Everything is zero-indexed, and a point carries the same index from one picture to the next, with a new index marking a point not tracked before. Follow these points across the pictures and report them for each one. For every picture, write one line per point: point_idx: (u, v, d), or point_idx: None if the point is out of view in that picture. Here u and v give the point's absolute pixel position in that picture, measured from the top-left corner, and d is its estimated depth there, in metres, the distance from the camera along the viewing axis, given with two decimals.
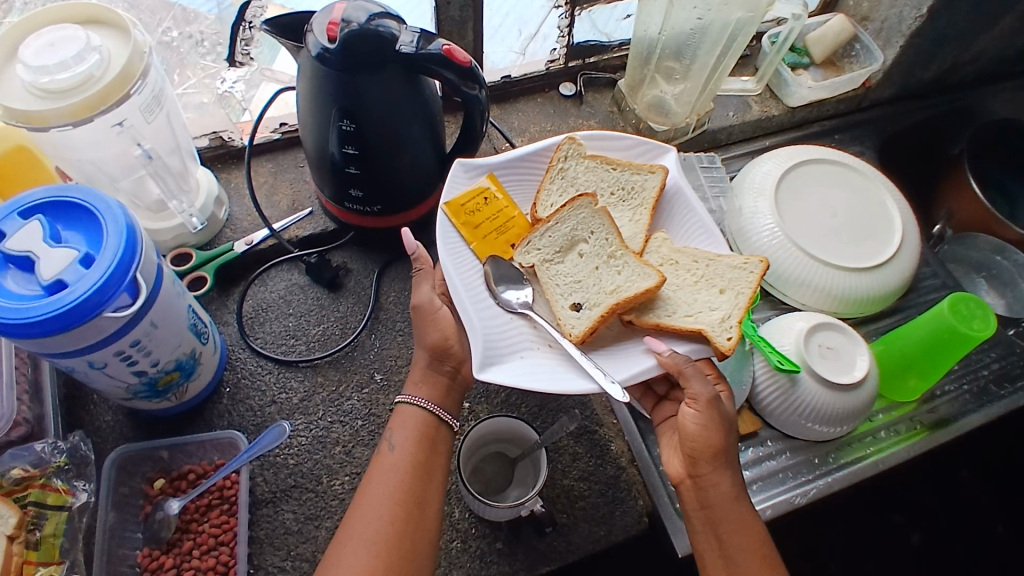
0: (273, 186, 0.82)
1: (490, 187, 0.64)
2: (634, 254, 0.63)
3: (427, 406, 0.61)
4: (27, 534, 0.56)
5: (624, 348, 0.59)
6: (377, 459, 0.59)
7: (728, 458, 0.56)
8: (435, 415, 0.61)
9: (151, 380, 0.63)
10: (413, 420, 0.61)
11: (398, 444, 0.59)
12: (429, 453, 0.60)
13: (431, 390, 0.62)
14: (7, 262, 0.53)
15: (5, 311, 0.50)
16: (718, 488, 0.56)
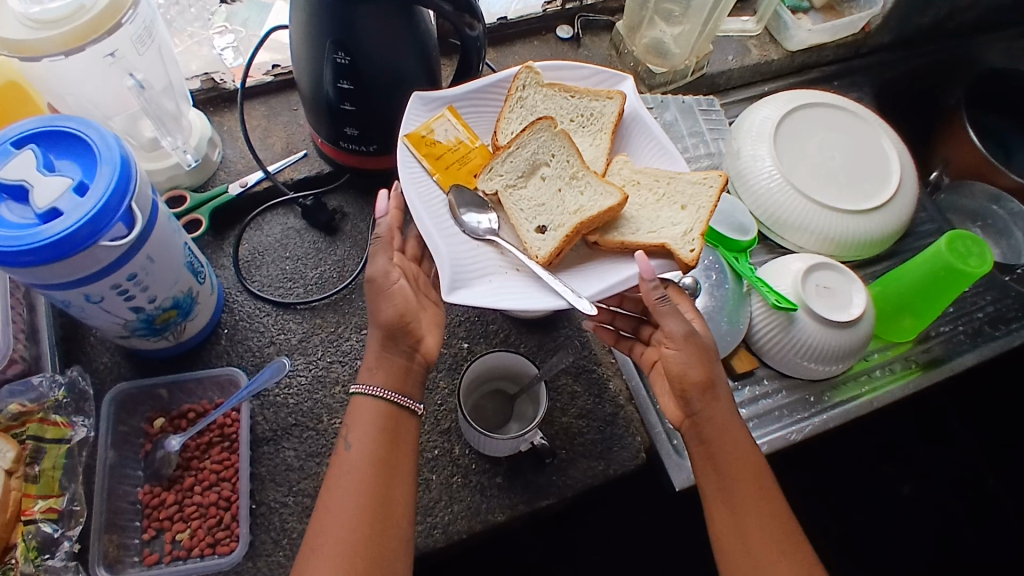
0: (267, 129, 0.81)
1: (450, 117, 0.62)
2: (596, 173, 0.60)
3: (383, 394, 0.56)
4: (26, 469, 0.57)
5: (591, 270, 0.58)
6: (336, 458, 0.55)
7: (719, 391, 0.57)
8: (394, 404, 0.56)
9: (149, 317, 0.62)
10: (374, 410, 0.55)
11: (355, 441, 0.55)
12: (394, 449, 0.55)
13: (389, 376, 0.57)
14: None
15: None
16: (718, 421, 0.56)
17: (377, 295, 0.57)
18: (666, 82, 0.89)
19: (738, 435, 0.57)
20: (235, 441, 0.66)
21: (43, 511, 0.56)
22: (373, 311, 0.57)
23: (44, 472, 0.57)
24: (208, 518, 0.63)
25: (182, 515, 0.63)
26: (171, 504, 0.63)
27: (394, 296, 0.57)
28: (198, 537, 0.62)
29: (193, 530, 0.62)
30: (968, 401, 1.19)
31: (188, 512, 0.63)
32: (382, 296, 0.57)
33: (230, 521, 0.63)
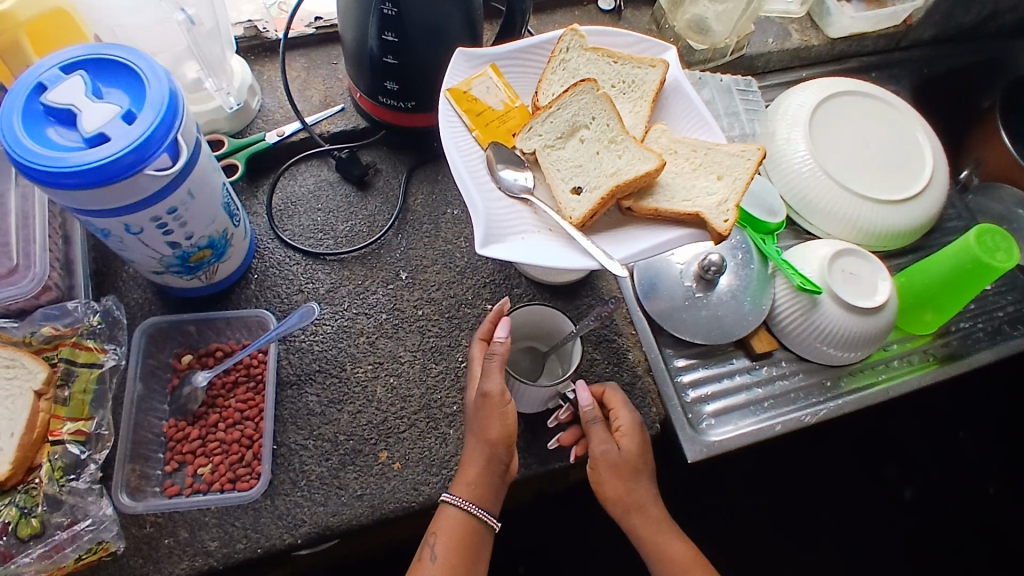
0: (306, 81, 0.81)
1: (491, 76, 0.62)
2: (635, 138, 0.60)
3: (468, 509, 0.61)
4: (56, 391, 0.58)
5: (623, 234, 0.58)
6: (418, 565, 0.61)
7: (644, 469, 0.66)
8: (477, 518, 0.61)
9: (184, 254, 0.63)
10: (462, 524, 0.61)
11: (440, 555, 0.60)
12: (467, 558, 0.61)
13: (477, 492, 0.61)
14: (49, 115, 0.53)
15: (48, 159, 0.50)
16: (618, 491, 0.66)
17: (487, 404, 0.61)
18: (705, 60, 0.89)
19: (645, 490, 0.67)
20: (261, 383, 0.68)
21: (71, 433, 0.57)
22: (481, 429, 0.61)
23: (74, 396, 0.58)
24: (231, 455, 0.64)
25: (206, 450, 0.64)
26: (195, 439, 0.64)
27: (506, 416, 0.61)
28: (220, 472, 0.63)
29: (215, 465, 0.64)
30: (978, 410, 1.19)
31: (212, 448, 0.64)
32: (490, 421, 0.60)
33: (252, 459, 0.64)
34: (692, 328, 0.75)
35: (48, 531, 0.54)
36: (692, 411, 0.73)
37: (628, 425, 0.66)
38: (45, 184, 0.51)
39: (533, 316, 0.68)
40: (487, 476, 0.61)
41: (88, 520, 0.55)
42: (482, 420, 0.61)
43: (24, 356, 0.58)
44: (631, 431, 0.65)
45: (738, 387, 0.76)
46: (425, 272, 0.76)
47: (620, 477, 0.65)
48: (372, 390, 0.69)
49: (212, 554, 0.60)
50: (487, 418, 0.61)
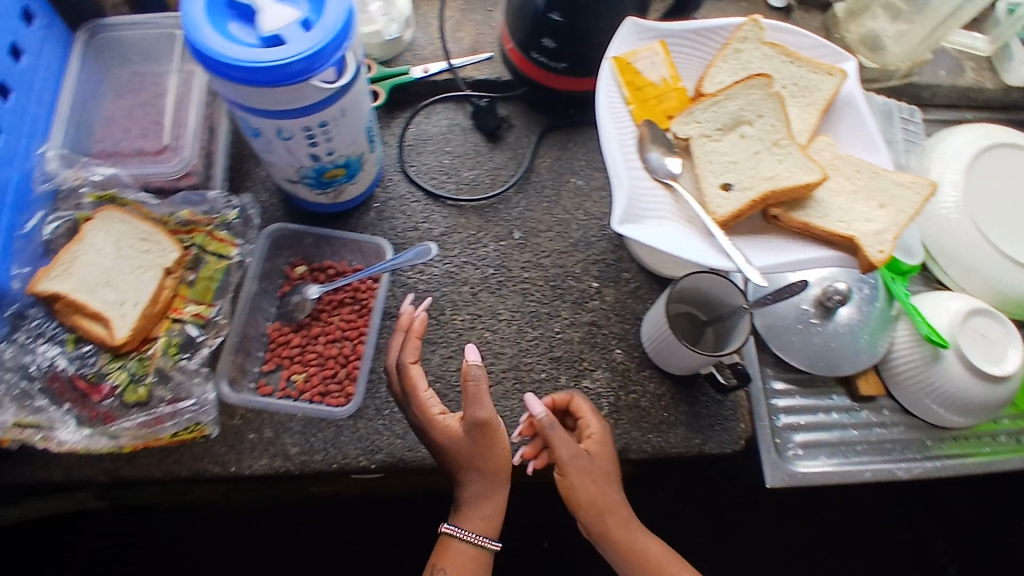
0: (459, 23, 0.80)
1: (658, 51, 0.60)
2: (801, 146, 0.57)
3: (482, 543, 0.60)
4: (184, 273, 0.60)
5: (766, 242, 0.57)
6: None
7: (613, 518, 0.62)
8: (489, 548, 0.61)
9: (321, 169, 0.64)
10: (469, 558, 0.60)
11: None
12: None
13: (486, 527, 0.60)
14: (233, 9, 0.54)
15: (226, 50, 0.51)
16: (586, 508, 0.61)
17: (482, 432, 0.58)
18: (872, 79, 0.84)
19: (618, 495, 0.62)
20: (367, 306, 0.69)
21: (192, 315, 0.58)
22: (482, 467, 0.59)
23: (198, 280, 0.59)
24: (327, 370, 0.66)
25: (304, 359, 0.66)
26: (297, 346, 0.66)
27: (502, 441, 0.59)
28: (314, 384, 0.65)
29: (310, 376, 0.66)
30: None
31: (309, 359, 0.66)
32: (493, 448, 0.59)
33: (345, 378, 0.66)
34: (800, 353, 0.73)
35: (152, 403, 0.56)
36: (780, 436, 0.71)
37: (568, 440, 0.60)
38: (217, 74, 0.52)
39: (703, 283, 0.66)
40: (497, 495, 0.60)
41: (190, 400, 0.57)
42: (478, 457, 0.58)
43: (161, 233, 0.59)
44: (600, 438, 0.63)
45: (832, 424, 0.73)
46: (539, 236, 0.75)
47: (593, 483, 0.61)
48: (467, 340, 0.70)
49: (292, 458, 0.62)
50: (483, 450, 0.59)
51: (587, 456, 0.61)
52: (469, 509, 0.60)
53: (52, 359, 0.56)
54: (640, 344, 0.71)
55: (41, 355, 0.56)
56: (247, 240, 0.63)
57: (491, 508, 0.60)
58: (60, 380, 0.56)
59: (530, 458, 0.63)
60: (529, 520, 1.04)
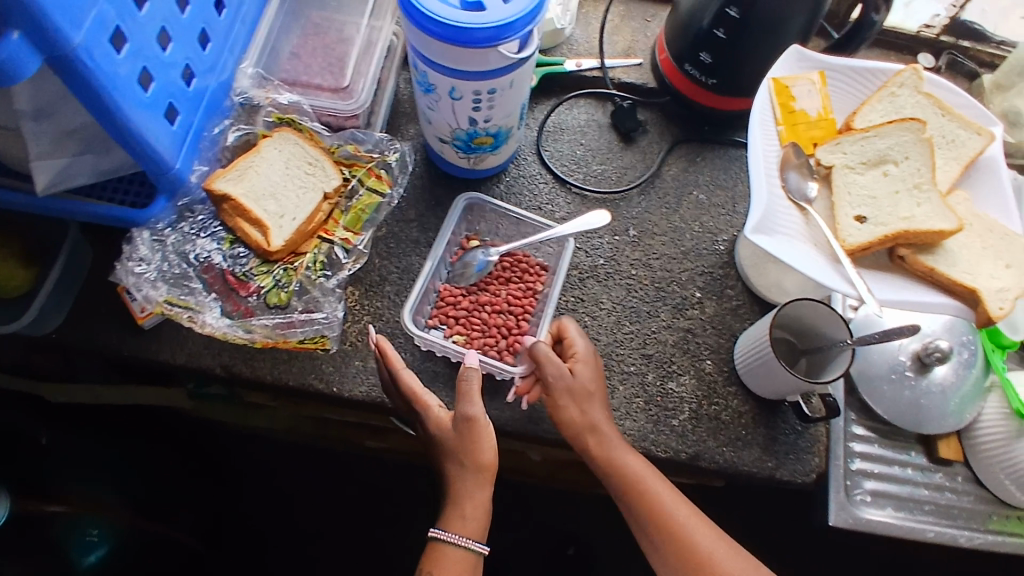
0: (617, 27, 0.84)
1: (815, 82, 0.62)
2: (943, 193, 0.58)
3: (467, 543, 0.61)
4: (340, 202, 0.64)
5: (889, 280, 0.58)
6: None
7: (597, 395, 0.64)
8: (474, 549, 0.61)
9: (473, 134, 0.69)
10: (459, 561, 0.61)
11: None
12: None
13: (472, 528, 0.61)
14: None
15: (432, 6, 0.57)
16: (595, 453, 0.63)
17: (472, 429, 0.60)
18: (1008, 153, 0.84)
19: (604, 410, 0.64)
20: (532, 287, 0.73)
21: (340, 239, 0.63)
22: (477, 450, 0.60)
23: (352, 208, 0.63)
24: (489, 334, 0.70)
25: (469, 321, 0.71)
26: (464, 308, 0.71)
27: (491, 439, 0.61)
28: (475, 341, 0.69)
29: (470, 336, 0.70)
30: None
31: (473, 323, 0.71)
32: (480, 448, 0.60)
33: (504, 348, 0.70)
34: (887, 403, 0.73)
35: (290, 308, 0.61)
36: (851, 479, 0.72)
37: (586, 368, 0.65)
38: (416, 24, 0.58)
39: (806, 311, 0.68)
40: (481, 494, 0.61)
41: (322, 314, 0.61)
42: (469, 456, 0.60)
43: (326, 161, 0.64)
44: (585, 355, 0.65)
45: (904, 478, 0.73)
46: (652, 238, 0.78)
47: (574, 400, 0.63)
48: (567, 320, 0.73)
49: None
50: (466, 453, 0.61)
51: (570, 372, 0.64)
52: (461, 496, 0.61)
53: (209, 252, 0.62)
54: (731, 360, 0.73)
55: (200, 246, 0.62)
56: (400, 180, 0.66)
57: (480, 505, 0.61)
58: (213, 271, 0.61)
59: (524, 394, 0.67)
60: (558, 525, 1.10)
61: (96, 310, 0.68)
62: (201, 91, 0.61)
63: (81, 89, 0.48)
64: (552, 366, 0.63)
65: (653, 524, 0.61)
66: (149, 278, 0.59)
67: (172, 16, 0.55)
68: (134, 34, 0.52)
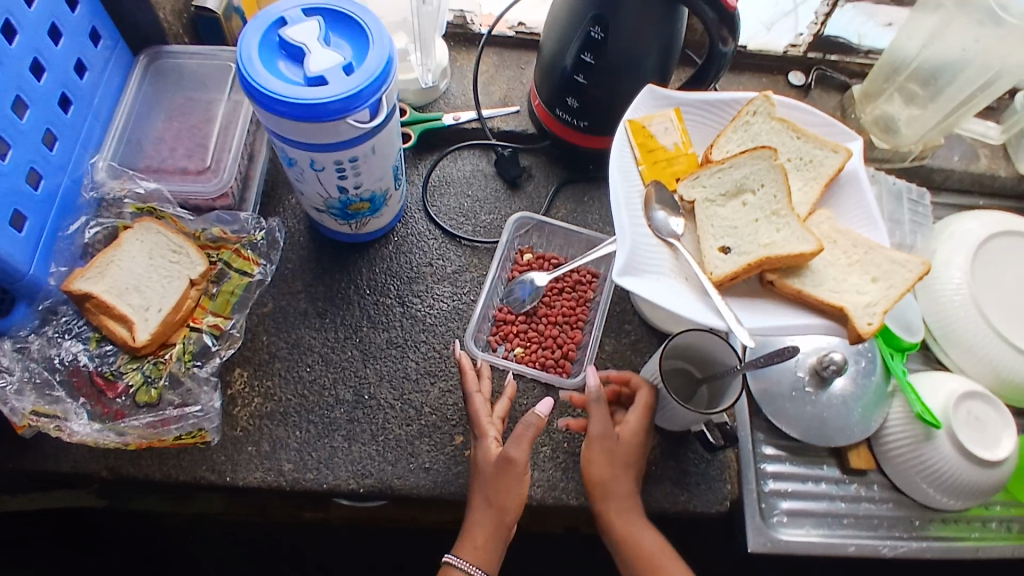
0: (492, 77, 0.85)
1: (673, 119, 0.64)
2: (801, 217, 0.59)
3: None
4: (207, 286, 0.62)
5: (759, 306, 0.59)
6: None
7: (635, 463, 0.64)
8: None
9: (347, 201, 0.69)
10: None
11: None
12: None
13: (483, 560, 0.62)
14: (281, 48, 0.59)
15: (272, 85, 0.56)
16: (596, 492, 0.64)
17: (510, 470, 0.61)
18: (884, 159, 0.86)
19: (630, 483, 0.64)
20: (583, 296, 0.75)
21: (209, 325, 0.61)
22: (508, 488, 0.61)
23: (220, 293, 0.62)
24: (547, 346, 0.72)
25: (527, 335, 0.73)
26: (521, 324, 0.74)
27: (520, 486, 0.61)
28: (533, 355, 0.72)
29: (529, 349, 0.72)
30: None
31: (531, 336, 0.73)
32: (509, 491, 0.61)
33: (560, 357, 0.72)
34: (792, 421, 0.73)
35: (161, 405, 0.58)
36: (766, 502, 0.72)
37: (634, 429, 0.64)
38: (259, 104, 0.57)
39: (695, 341, 0.67)
40: (498, 528, 0.62)
41: (196, 406, 0.59)
42: (498, 487, 0.61)
43: (191, 247, 0.63)
44: (636, 424, 0.64)
45: (820, 494, 0.73)
46: None
47: (610, 460, 0.63)
48: None
49: (285, 474, 0.65)
50: (500, 490, 0.61)
51: (616, 437, 0.64)
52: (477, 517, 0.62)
53: (75, 354, 0.59)
54: None
55: (65, 349, 0.59)
56: (270, 259, 0.66)
57: (494, 539, 0.62)
58: (79, 374, 0.59)
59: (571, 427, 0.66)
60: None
61: None
62: (52, 191, 0.59)
63: None
64: (595, 417, 0.63)
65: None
66: (8, 390, 0.56)
67: (9, 124, 0.54)
68: None
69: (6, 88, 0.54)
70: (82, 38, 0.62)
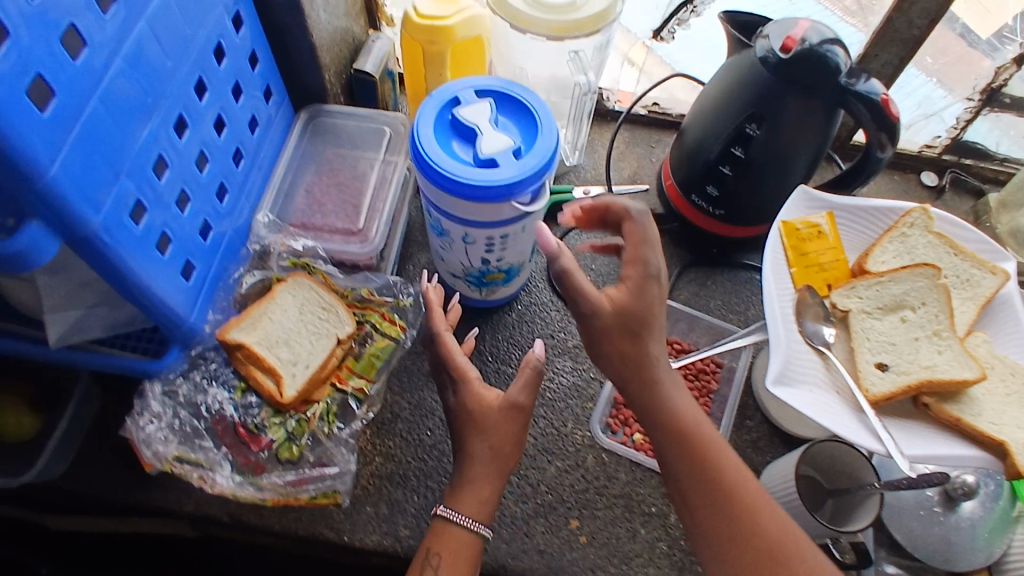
0: (623, 153, 0.86)
1: (826, 222, 0.63)
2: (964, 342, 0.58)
3: (477, 529, 0.56)
4: (353, 346, 0.63)
5: (912, 429, 0.57)
6: None
7: (662, 369, 0.53)
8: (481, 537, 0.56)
9: (485, 272, 0.69)
10: (463, 545, 0.56)
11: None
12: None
13: (476, 509, 0.57)
14: (453, 128, 0.60)
15: (446, 165, 0.57)
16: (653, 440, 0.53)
17: (516, 415, 0.59)
18: None
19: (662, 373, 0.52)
20: (706, 386, 0.75)
21: (354, 388, 0.62)
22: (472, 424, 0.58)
23: (367, 356, 0.63)
24: None
25: None
26: None
27: (523, 433, 0.59)
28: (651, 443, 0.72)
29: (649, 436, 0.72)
30: None
31: None
32: (509, 433, 0.58)
33: None
34: (915, 539, 0.71)
35: (301, 463, 0.59)
36: None
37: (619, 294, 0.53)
38: (431, 181, 0.58)
39: (834, 453, 0.67)
40: (502, 457, 0.58)
41: (334, 467, 0.59)
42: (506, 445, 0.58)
43: (340, 306, 0.64)
44: (636, 284, 0.53)
45: None
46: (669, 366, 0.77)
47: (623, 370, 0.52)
48: (584, 457, 0.71)
49: (400, 540, 0.64)
50: (493, 436, 0.58)
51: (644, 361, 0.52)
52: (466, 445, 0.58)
53: (220, 402, 0.60)
54: None
55: (210, 396, 0.60)
56: (413, 325, 0.66)
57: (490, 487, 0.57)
58: (223, 423, 0.60)
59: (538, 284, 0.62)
60: None
61: (102, 457, 0.67)
62: (216, 241, 0.61)
63: (98, 262, 0.47)
64: (589, 299, 0.53)
65: (698, 497, 0.50)
66: (157, 436, 0.58)
67: (191, 177, 0.55)
68: (153, 203, 0.51)
69: (194, 144, 0.54)
70: (258, 94, 0.63)
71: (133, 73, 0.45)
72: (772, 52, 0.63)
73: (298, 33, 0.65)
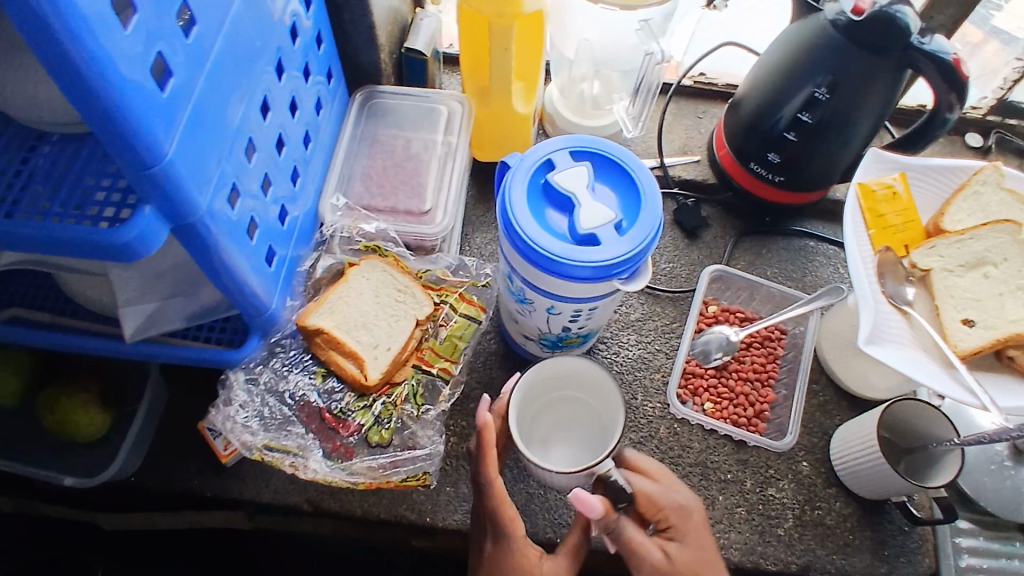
0: (670, 127, 0.86)
1: (898, 182, 0.65)
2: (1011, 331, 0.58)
3: None
4: (431, 330, 0.65)
5: (993, 383, 0.59)
6: None
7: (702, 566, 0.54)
8: None
9: (559, 338, 0.64)
10: None
11: None
12: None
13: None
14: (547, 193, 0.55)
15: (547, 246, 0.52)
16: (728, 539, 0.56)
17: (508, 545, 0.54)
18: None
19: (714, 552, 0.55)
20: (772, 353, 0.76)
21: (440, 369, 0.63)
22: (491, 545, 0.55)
23: (448, 338, 0.64)
24: (738, 403, 0.72)
25: (717, 390, 0.73)
26: (710, 378, 0.73)
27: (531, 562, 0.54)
28: (724, 411, 0.72)
29: (719, 405, 0.72)
30: None
31: (723, 392, 0.73)
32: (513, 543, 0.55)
33: (753, 417, 0.72)
34: (990, 496, 0.71)
35: (391, 446, 0.60)
36: None
37: None
38: (524, 255, 0.53)
39: (907, 412, 0.66)
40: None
41: (422, 449, 0.60)
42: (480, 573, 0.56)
43: (416, 287, 0.65)
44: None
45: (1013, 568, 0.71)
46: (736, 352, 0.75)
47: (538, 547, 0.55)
48: (656, 427, 0.71)
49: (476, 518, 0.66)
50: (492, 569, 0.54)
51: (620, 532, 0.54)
52: None
53: (304, 388, 0.61)
54: (827, 460, 0.71)
55: (293, 382, 0.61)
56: (490, 302, 0.67)
57: None
58: (308, 409, 0.60)
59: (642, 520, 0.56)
60: None
61: (176, 456, 0.68)
62: (293, 224, 0.60)
63: (199, 252, 0.46)
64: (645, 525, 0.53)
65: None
66: (250, 422, 0.59)
67: (273, 161, 0.54)
68: (244, 190, 0.49)
69: (274, 125, 0.53)
70: (321, 75, 0.63)
71: (231, 62, 0.44)
72: (842, 13, 0.62)
73: (359, 14, 0.64)
